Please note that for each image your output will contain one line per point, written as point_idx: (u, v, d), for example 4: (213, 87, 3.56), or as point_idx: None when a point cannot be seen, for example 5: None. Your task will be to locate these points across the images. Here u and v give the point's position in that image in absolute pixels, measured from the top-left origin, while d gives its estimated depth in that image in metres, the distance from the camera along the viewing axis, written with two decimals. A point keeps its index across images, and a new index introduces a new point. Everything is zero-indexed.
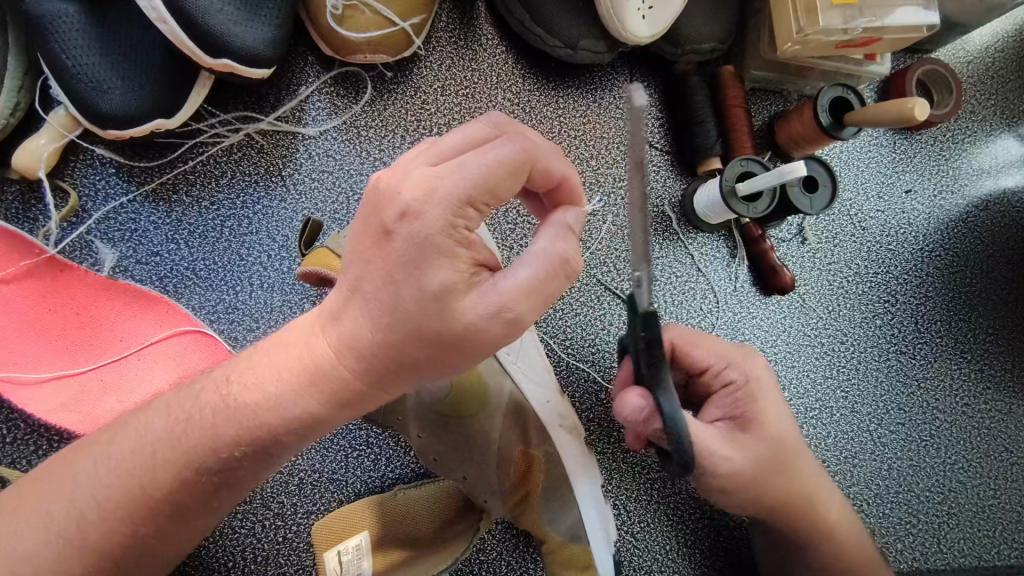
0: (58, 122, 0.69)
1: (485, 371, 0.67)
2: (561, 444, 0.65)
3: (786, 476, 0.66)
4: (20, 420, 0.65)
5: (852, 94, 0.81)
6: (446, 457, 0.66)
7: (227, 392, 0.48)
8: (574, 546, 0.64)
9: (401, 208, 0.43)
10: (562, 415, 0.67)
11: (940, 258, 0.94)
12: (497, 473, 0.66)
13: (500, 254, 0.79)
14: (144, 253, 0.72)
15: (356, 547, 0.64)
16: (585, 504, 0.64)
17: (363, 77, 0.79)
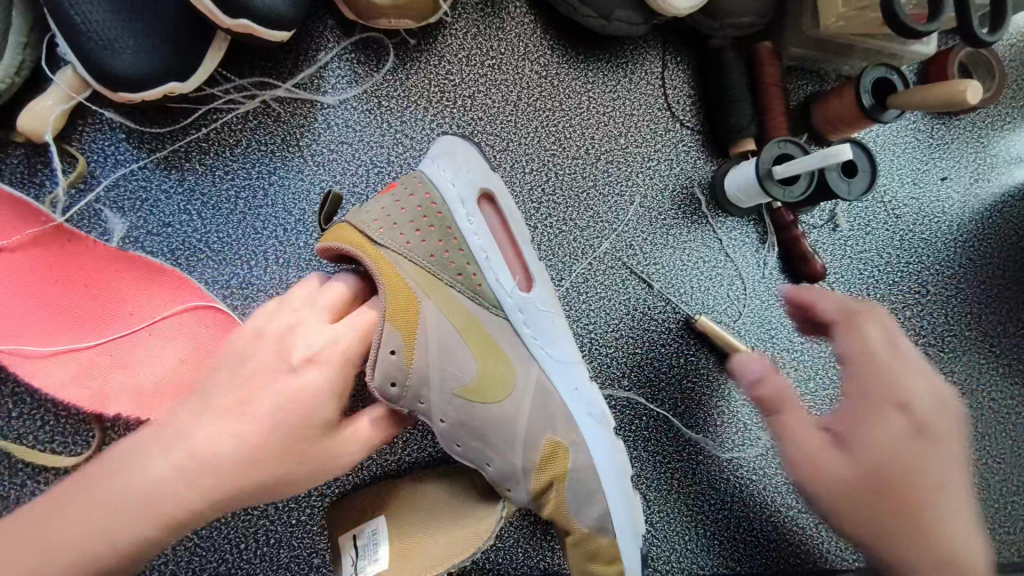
0: (67, 83, 0.65)
1: (511, 354, 0.65)
2: (591, 435, 0.67)
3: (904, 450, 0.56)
4: (26, 394, 0.63)
5: (895, 75, 0.78)
6: (469, 448, 0.63)
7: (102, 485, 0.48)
8: (602, 537, 0.65)
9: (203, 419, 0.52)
10: (588, 403, 0.68)
11: (973, 248, 0.91)
12: (522, 456, 0.63)
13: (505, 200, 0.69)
14: (155, 224, 0.68)
15: (371, 532, 0.65)
16: (613, 499, 0.66)
17: (386, 44, 0.75)
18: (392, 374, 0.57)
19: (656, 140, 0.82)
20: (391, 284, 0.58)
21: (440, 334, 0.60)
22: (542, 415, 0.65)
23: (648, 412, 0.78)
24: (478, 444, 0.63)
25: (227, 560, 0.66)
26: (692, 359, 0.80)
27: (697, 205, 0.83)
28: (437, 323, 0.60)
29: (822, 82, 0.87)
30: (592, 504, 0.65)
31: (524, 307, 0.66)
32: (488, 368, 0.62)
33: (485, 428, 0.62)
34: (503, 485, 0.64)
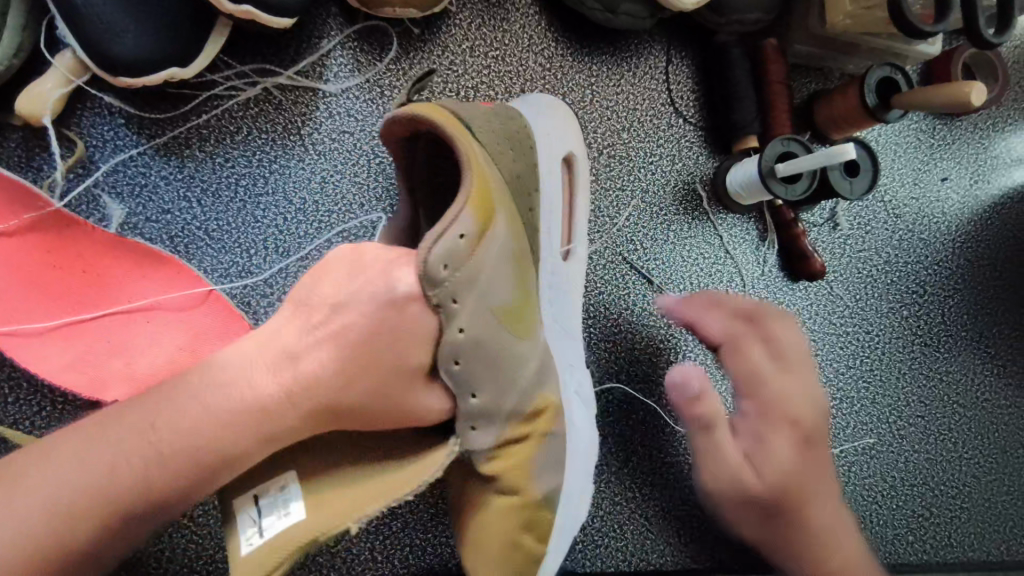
0: (66, 67, 0.64)
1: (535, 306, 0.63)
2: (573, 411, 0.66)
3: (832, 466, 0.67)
4: (24, 379, 0.63)
5: (899, 75, 0.78)
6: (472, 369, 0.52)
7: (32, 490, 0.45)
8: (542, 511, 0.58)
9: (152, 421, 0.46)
10: (579, 384, 0.68)
11: (971, 248, 0.91)
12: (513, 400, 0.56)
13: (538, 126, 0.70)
14: (154, 210, 0.68)
15: (281, 488, 0.48)
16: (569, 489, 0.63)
17: (389, 32, 0.74)
18: (439, 252, 0.48)
19: (659, 135, 0.82)
20: (477, 179, 0.53)
21: (499, 244, 0.55)
22: (545, 366, 0.61)
23: (647, 408, 0.78)
24: (472, 370, 0.52)
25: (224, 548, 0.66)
26: (626, 367, 0.78)
27: (699, 200, 0.83)
28: (499, 239, 0.55)
29: (827, 80, 0.87)
30: (550, 476, 0.59)
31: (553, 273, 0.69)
32: (517, 302, 0.58)
33: (506, 348, 0.55)
34: (468, 420, 0.52)
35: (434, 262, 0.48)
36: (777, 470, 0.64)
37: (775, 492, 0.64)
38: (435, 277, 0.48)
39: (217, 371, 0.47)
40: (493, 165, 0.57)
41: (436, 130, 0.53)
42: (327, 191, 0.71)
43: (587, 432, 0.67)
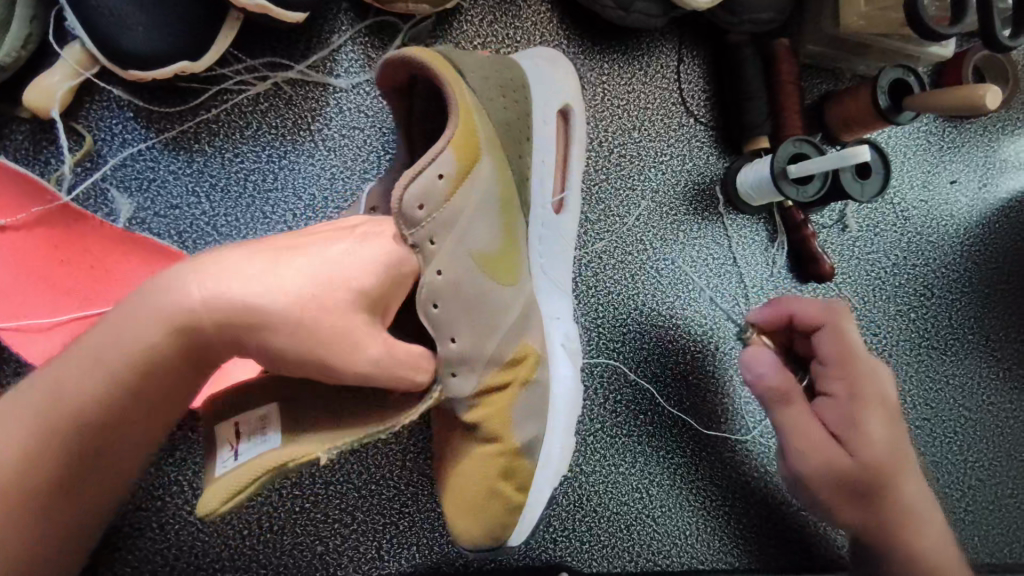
0: (74, 58, 0.63)
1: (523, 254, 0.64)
2: (557, 360, 0.67)
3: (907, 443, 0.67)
4: (31, 374, 0.62)
5: (912, 76, 0.78)
6: (451, 311, 0.53)
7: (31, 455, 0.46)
8: (523, 458, 0.59)
9: None
10: (566, 335, 0.69)
11: (979, 251, 0.91)
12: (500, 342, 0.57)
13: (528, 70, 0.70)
14: (162, 205, 0.67)
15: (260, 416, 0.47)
16: (552, 436, 0.64)
17: (401, 28, 0.74)
18: (416, 191, 0.50)
19: (669, 134, 0.82)
20: (462, 121, 0.54)
21: (483, 191, 0.56)
22: (530, 313, 0.62)
23: (654, 408, 0.78)
24: (454, 310, 0.53)
25: (230, 545, 0.66)
26: (610, 329, 0.78)
27: (709, 201, 0.83)
28: (481, 184, 0.56)
29: (838, 81, 0.86)
30: (530, 425, 0.60)
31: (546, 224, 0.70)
32: (501, 250, 0.59)
33: (489, 293, 0.57)
34: (450, 366, 0.52)
35: (410, 200, 0.50)
36: (872, 454, 0.63)
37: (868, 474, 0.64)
38: (412, 216, 0.50)
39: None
40: (485, 111, 0.59)
41: (427, 73, 0.54)
42: (336, 187, 0.70)
43: (572, 382, 0.67)
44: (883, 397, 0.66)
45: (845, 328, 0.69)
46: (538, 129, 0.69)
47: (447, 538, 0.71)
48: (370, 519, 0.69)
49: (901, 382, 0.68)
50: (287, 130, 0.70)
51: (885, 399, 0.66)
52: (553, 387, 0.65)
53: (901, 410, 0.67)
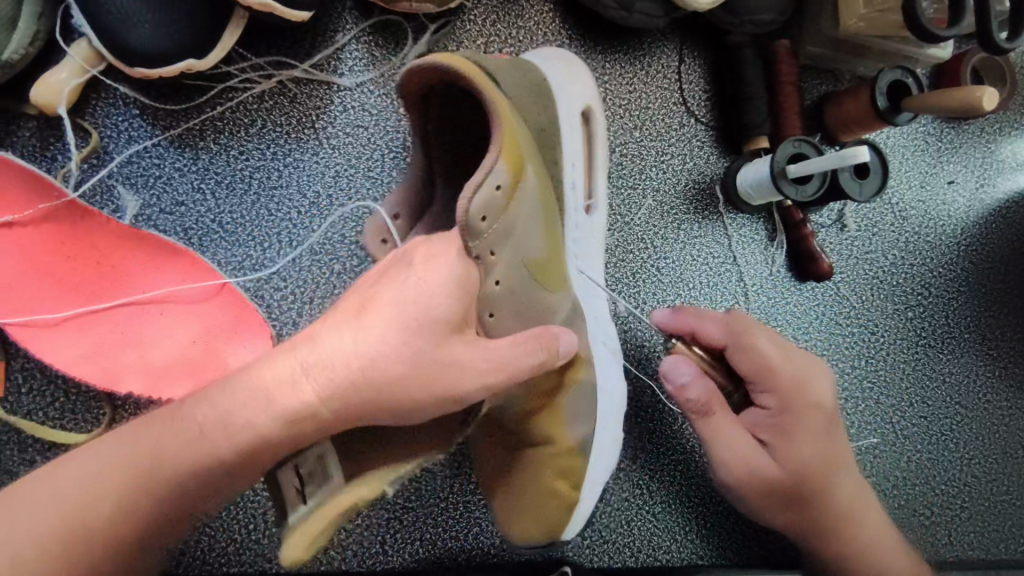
0: (82, 56, 0.64)
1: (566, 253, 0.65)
2: (601, 361, 0.67)
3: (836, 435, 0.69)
4: (37, 370, 0.63)
5: (910, 78, 0.78)
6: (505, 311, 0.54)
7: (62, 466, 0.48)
8: (579, 460, 0.62)
9: None
10: (606, 334, 0.69)
11: (975, 251, 0.92)
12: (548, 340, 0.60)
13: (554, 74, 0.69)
14: (168, 202, 0.68)
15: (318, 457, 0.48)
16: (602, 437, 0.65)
17: (405, 27, 0.74)
18: (480, 205, 0.50)
19: (670, 134, 0.82)
20: (511, 131, 0.54)
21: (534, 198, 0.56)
22: (577, 319, 0.64)
23: (654, 405, 0.78)
24: (503, 309, 0.54)
25: (235, 540, 0.67)
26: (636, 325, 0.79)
27: (710, 200, 0.83)
28: (529, 192, 0.56)
29: (837, 82, 0.87)
30: (583, 425, 0.62)
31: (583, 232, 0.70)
32: (548, 255, 0.60)
33: (538, 296, 0.58)
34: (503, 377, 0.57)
35: (473, 214, 0.49)
36: (794, 461, 0.66)
37: (795, 481, 0.66)
38: (477, 230, 0.50)
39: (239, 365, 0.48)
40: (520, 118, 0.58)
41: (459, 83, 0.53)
42: (341, 185, 0.71)
43: (615, 385, 0.69)
44: (806, 406, 0.67)
45: (763, 340, 0.68)
46: (567, 131, 0.68)
47: (449, 534, 0.71)
48: (373, 514, 0.70)
49: (823, 384, 0.69)
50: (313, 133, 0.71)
51: (808, 407, 0.67)
52: (603, 391, 0.66)
53: (824, 414, 0.68)
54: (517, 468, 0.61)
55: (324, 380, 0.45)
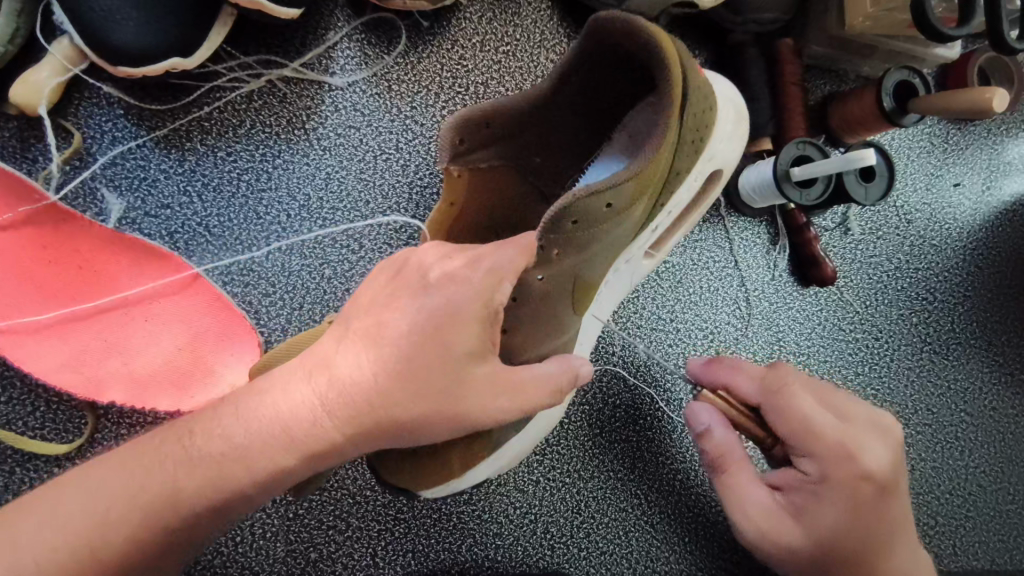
0: (62, 54, 0.62)
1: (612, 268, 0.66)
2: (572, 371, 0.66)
3: (887, 504, 0.60)
4: (16, 379, 0.61)
5: (917, 78, 0.76)
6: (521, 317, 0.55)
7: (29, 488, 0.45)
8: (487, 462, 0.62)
9: None
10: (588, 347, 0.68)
11: (982, 255, 0.90)
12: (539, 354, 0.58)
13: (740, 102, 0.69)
14: (153, 205, 0.66)
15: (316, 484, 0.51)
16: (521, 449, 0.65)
17: (397, 25, 0.72)
18: (581, 209, 0.49)
19: None
20: (656, 159, 0.53)
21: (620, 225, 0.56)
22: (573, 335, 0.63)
23: (653, 413, 0.77)
24: (519, 314, 0.55)
25: (221, 553, 0.65)
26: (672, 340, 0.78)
27: (711, 203, 0.81)
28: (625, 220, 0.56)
29: (841, 82, 0.85)
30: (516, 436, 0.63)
31: (629, 265, 0.67)
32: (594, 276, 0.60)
33: (560, 311, 0.58)
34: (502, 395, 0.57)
35: (565, 215, 0.49)
36: (824, 531, 0.59)
37: (827, 557, 0.59)
38: (563, 228, 0.50)
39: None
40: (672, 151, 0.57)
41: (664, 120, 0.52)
42: (332, 188, 0.69)
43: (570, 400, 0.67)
44: (846, 476, 0.60)
45: (794, 398, 0.64)
46: (689, 180, 0.64)
47: (442, 546, 0.70)
48: (364, 526, 0.68)
49: (877, 454, 0.61)
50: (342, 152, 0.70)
51: (852, 479, 0.60)
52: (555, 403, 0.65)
53: (874, 488, 0.60)
54: (462, 476, 0.61)
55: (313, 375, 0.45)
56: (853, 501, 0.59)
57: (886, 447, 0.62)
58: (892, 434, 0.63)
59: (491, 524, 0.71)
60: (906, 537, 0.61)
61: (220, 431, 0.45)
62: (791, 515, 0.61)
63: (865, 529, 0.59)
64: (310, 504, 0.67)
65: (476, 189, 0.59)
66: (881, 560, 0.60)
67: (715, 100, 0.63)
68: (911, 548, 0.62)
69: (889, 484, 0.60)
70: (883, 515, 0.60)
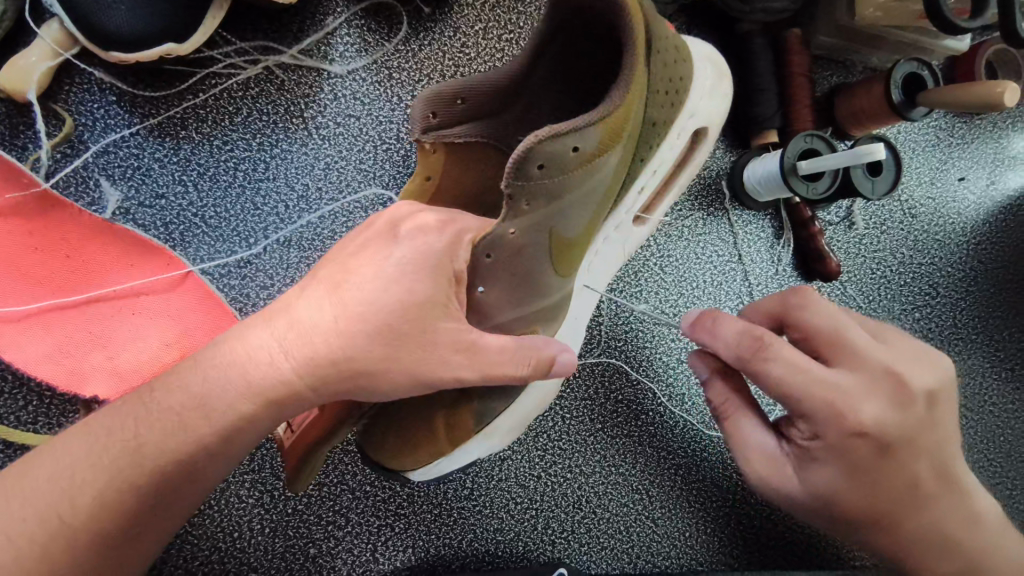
0: (52, 38, 0.60)
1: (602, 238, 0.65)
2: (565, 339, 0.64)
3: (896, 455, 0.53)
4: (6, 372, 0.59)
5: (926, 70, 0.75)
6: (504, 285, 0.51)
7: (18, 486, 0.44)
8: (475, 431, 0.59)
9: (151, 385, 0.45)
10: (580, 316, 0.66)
11: (985, 250, 0.90)
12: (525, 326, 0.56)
13: (714, 60, 0.68)
14: (148, 195, 0.64)
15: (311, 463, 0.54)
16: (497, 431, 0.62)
17: (399, 11, 0.70)
18: (547, 152, 0.46)
19: None
20: (627, 104, 0.50)
21: (600, 174, 0.53)
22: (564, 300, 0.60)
23: (655, 408, 0.76)
24: (497, 273, 0.50)
25: (219, 549, 0.64)
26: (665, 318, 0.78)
27: (716, 197, 0.81)
28: (605, 171, 0.53)
29: (848, 74, 0.84)
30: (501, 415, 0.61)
31: (617, 229, 0.66)
32: (578, 237, 0.56)
33: (540, 272, 0.53)
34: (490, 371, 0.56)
35: (532, 159, 0.46)
36: (825, 489, 0.54)
37: (830, 510, 0.55)
38: (529, 174, 0.46)
39: (234, 382, 0.45)
40: (643, 98, 0.55)
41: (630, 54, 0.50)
42: (331, 178, 0.67)
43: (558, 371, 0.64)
44: (837, 438, 0.52)
45: (777, 358, 0.53)
46: (668, 140, 0.65)
47: (442, 541, 0.69)
48: (364, 521, 0.67)
49: (877, 409, 0.52)
50: (333, 133, 0.68)
51: (846, 440, 0.52)
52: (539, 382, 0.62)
53: (873, 446, 0.52)
54: (452, 452, 0.59)
55: (313, 369, 0.44)
56: (851, 460, 0.52)
57: (888, 400, 0.52)
58: (899, 382, 0.52)
59: (492, 519, 0.70)
60: (933, 483, 0.55)
61: (218, 431, 0.44)
62: (795, 470, 0.55)
63: (872, 482, 0.53)
64: (310, 500, 0.67)
65: (454, 164, 0.58)
66: (895, 507, 0.54)
67: (688, 55, 0.64)
68: (940, 492, 0.56)
69: (892, 440, 0.52)
70: (890, 466, 0.53)
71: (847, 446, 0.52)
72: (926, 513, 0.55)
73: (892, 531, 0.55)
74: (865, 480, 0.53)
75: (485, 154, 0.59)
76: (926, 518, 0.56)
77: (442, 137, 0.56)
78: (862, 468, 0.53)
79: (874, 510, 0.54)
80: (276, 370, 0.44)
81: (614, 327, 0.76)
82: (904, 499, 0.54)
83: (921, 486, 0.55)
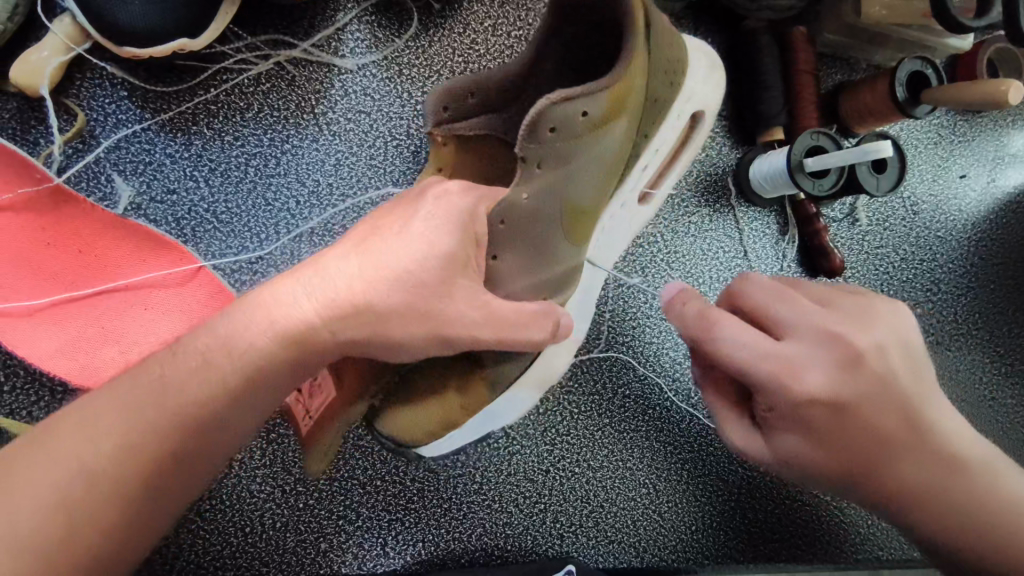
0: (64, 32, 0.61)
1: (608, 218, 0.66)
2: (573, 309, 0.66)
3: (862, 417, 0.50)
4: (19, 367, 0.59)
5: (930, 68, 0.76)
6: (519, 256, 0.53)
7: None
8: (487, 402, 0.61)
9: None
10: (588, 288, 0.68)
11: (985, 246, 0.91)
12: None
13: (704, 51, 0.68)
14: (159, 190, 0.64)
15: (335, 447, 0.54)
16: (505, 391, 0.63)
17: (408, 7, 0.71)
18: (555, 115, 0.49)
19: None
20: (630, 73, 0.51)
21: (606, 143, 0.54)
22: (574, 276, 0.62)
23: (662, 403, 0.77)
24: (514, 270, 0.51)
25: (231, 544, 0.65)
26: None
27: (723, 194, 0.81)
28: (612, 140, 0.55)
29: (851, 72, 0.85)
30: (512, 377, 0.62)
31: (625, 214, 0.67)
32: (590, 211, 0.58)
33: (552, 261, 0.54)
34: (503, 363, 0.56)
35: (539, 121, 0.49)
36: (797, 459, 0.52)
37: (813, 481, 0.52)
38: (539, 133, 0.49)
39: None
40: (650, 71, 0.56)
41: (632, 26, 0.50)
42: (341, 174, 0.68)
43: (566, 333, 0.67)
44: (790, 407, 0.50)
45: (722, 335, 0.52)
46: (669, 121, 0.65)
47: (452, 535, 0.69)
48: (374, 516, 0.68)
49: (818, 373, 0.50)
50: (342, 128, 0.68)
51: (799, 408, 0.50)
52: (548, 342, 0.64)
53: (828, 409, 0.50)
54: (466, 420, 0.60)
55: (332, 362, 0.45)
56: (812, 426, 0.50)
57: (834, 362, 0.51)
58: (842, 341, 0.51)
59: (501, 513, 0.71)
60: (923, 451, 0.51)
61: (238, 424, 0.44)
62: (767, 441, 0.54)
63: (845, 447, 0.50)
64: (321, 495, 0.67)
65: (466, 157, 0.59)
66: (887, 471, 0.51)
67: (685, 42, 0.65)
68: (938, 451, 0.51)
69: (846, 401, 0.50)
70: (860, 426, 0.50)
71: (803, 412, 0.50)
72: (929, 473, 0.51)
73: (892, 496, 0.51)
74: (837, 447, 0.51)
75: (498, 150, 0.59)
76: (932, 479, 0.51)
77: (454, 131, 0.56)
78: (827, 435, 0.50)
79: (861, 478, 0.51)
80: (296, 364, 0.44)
81: (621, 321, 0.76)
82: (891, 462, 0.51)
83: (911, 447, 0.51)
